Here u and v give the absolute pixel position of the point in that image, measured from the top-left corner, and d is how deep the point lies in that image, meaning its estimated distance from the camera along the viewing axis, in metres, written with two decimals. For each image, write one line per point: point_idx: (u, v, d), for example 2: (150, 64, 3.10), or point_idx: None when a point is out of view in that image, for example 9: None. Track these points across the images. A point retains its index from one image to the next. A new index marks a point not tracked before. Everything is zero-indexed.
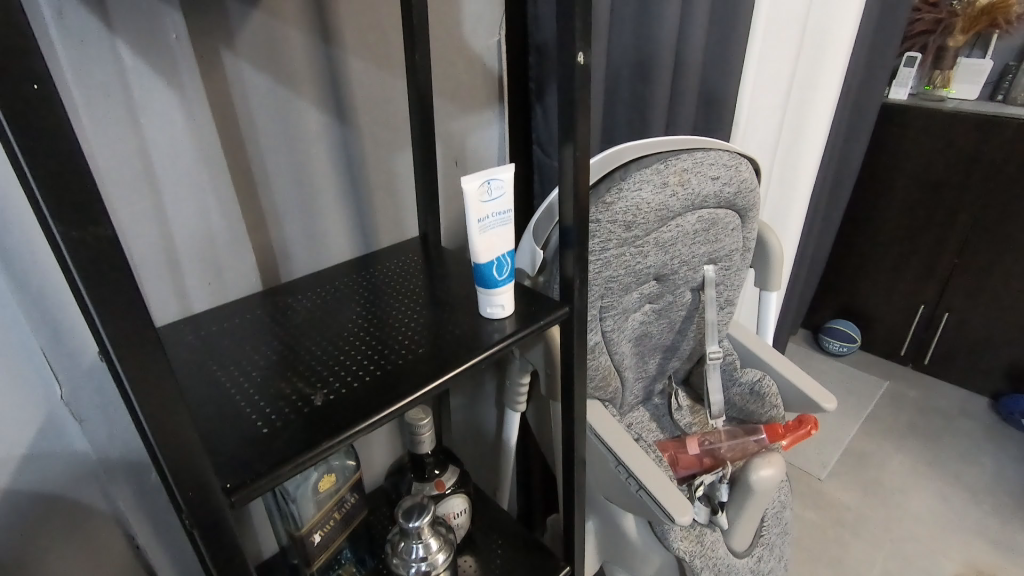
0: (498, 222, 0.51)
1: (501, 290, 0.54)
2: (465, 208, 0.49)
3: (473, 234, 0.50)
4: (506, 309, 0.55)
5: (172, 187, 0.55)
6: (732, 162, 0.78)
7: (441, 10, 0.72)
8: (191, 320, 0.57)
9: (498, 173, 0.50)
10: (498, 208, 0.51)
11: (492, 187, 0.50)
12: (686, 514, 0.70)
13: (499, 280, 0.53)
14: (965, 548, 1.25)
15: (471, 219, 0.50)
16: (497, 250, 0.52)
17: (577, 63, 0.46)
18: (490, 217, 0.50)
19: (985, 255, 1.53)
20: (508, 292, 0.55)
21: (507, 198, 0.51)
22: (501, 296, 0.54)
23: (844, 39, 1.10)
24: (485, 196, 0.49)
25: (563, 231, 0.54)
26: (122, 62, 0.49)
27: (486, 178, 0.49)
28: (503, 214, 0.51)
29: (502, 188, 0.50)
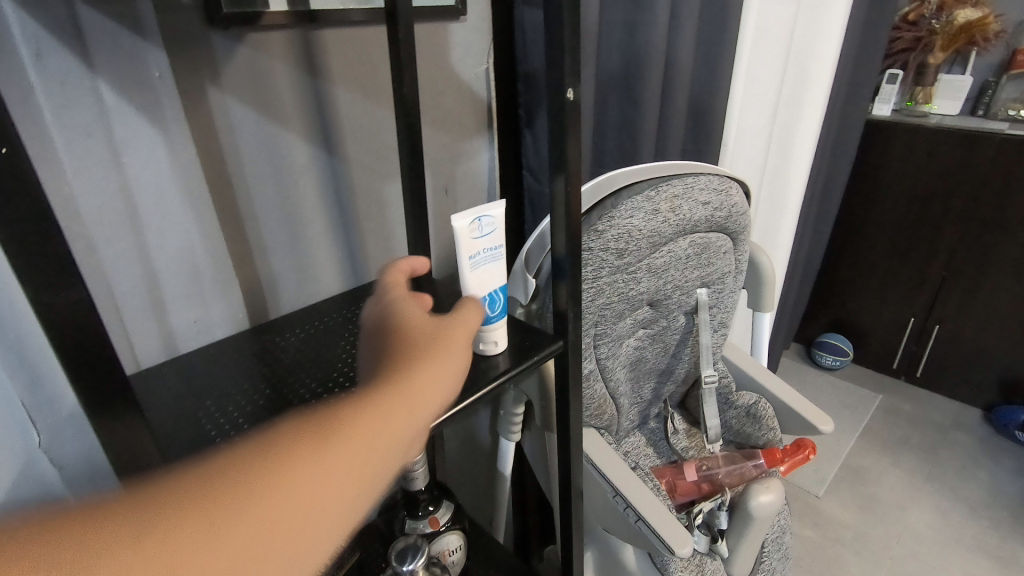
0: (488, 258, 0.52)
1: (494, 327, 0.53)
2: (455, 245, 0.50)
3: (465, 271, 0.51)
4: (500, 345, 0.54)
5: (156, 225, 0.54)
6: (722, 186, 0.78)
7: (429, 40, 0.72)
8: (174, 362, 0.55)
9: (488, 211, 0.51)
10: (488, 244, 0.51)
11: (482, 224, 0.50)
12: (686, 545, 0.68)
13: (493, 317, 0.53)
14: (966, 565, 1.24)
15: (462, 255, 0.50)
16: (489, 286, 0.52)
17: (567, 98, 0.46)
18: (481, 253, 0.51)
19: (973, 268, 1.54)
20: (501, 330, 0.54)
21: (497, 235, 0.52)
22: (495, 333, 0.53)
23: (828, 61, 1.11)
24: (476, 232, 0.50)
25: (556, 264, 0.53)
26: (103, 101, 0.48)
27: (476, 215, 0.50)
28: (492, 250, 0.52)
29: (492, 224, 0.51)
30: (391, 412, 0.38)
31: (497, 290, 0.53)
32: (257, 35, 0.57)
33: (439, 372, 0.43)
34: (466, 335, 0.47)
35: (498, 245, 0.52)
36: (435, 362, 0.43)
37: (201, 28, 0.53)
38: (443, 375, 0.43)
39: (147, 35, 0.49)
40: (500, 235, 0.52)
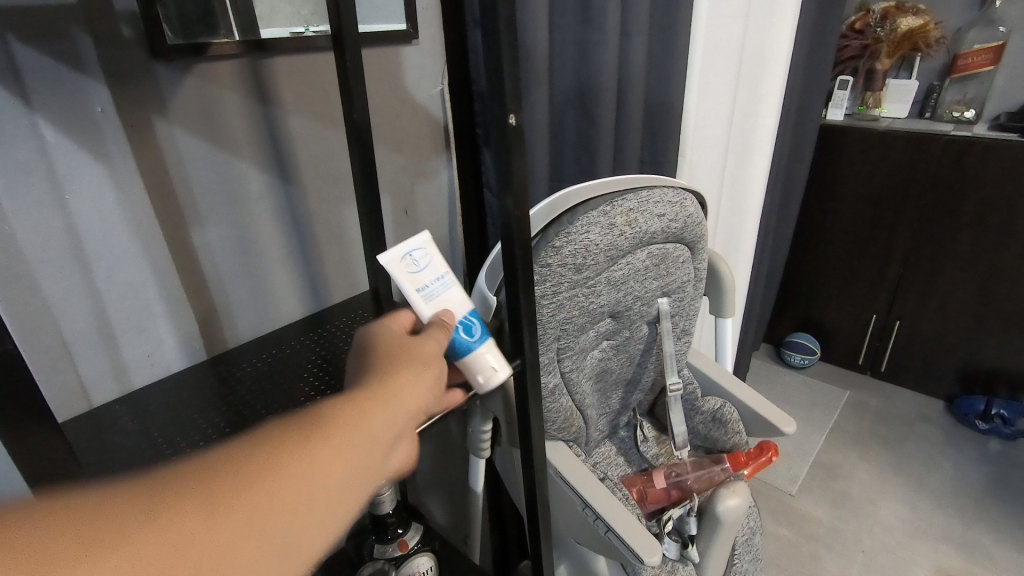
0: (441, 287, 0.48)
1: (483, 353, 0.49)
2: (399, 288, 0.47)
3: (422, 309, 0.47)
4: (501, 370, 0.49)
5: (102, 259, 0.54)
6: (676, 198, 0.80)
7: (382, 64, 0.72)
8: (126, 397, 0.55)
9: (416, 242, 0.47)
10: (433, 274, 0.48)
11: (416, 257, 0.47)
12: (655, 554, 0.69)
13: (476, 343, 0.49)
14: (934, 554, 1.27)
15: (410, 293, 0.47)
16: (457, 313, 0.48)
17: (510, 124, 0.47)
18: (429, 285, 0.47)
19: (927, 265, 1.60)
20: (493, 352, 0.50)
21: (438, 262, 0.48)
22: (486, 358, 0.49)
23: (778, 71, 1.15)
24: (412, 267, 0.47)
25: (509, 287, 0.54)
26: (43, 138, 0.48)
27: (403, 250, 0.47)
28: (441, 278, 0.48)
29: (426, 253, 0.48)
30: (347, 423, 0.35)
31: (469, 314, 0.49)
32: (204, 66, 0.57)
33: (398, 393, 0.39)
34: (429, 350, 0.43)
35: (446, 272, 0.49)
36: (392, 379, 0.39)
37: (145, 61, 0.52)
38: (402, 396, 0.39)
39: (88, 70, 0.49)
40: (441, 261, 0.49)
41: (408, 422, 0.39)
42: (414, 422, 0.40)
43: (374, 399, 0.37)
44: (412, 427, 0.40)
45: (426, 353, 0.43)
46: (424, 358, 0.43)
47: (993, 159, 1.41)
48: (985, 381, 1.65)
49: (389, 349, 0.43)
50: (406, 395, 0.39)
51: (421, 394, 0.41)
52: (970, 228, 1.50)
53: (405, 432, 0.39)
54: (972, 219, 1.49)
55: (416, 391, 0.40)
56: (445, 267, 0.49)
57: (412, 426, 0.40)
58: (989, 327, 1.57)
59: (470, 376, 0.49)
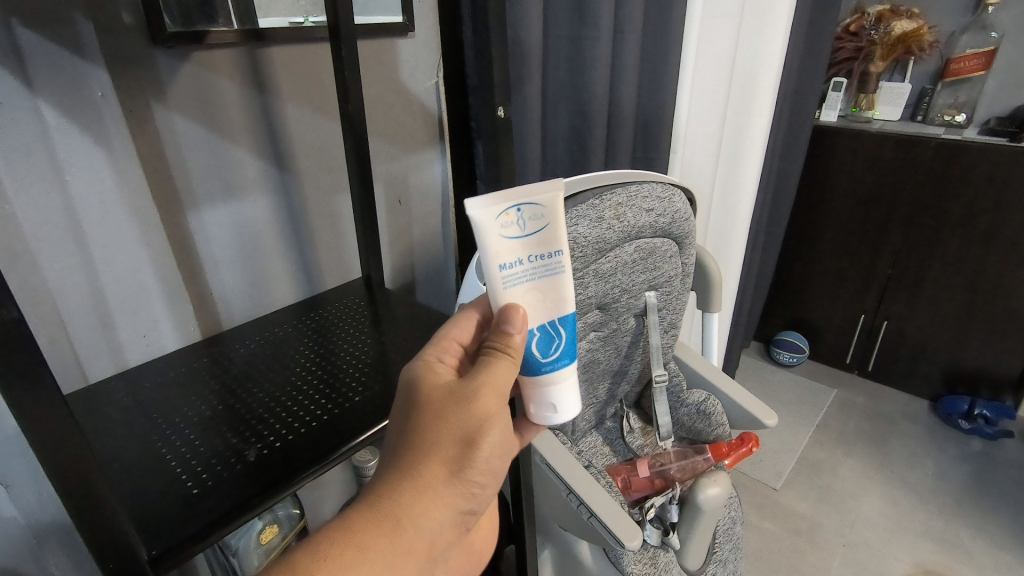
0: (532, 269, 0.44)
1: (549, 386, 0.45)
2: (483, 251, 0.43)
3: (494, 285, 0.43)
4: (562, 412, 0.46)
5: (100, 240, 0.55)
6: (665, 193, 0.82)
7: (378, 54, 0.74)
8: (121, 375, 0.56)
9: (530, 195, 0.43)
10: (532, 249, 0.43)
11: (522, 216, 0.43)
12: (636, 538, 0.71)
13: (546, 371, 0.45)
14: (913, 548, 1.30)
15: (491, 261, 0.43)
16: (540, 315, 0.44)
17: (499, 116, 0.54)
18: (519, 260, 0.43)
19: (915, 266, 1.62)
20: (563, 392, 0.46)
21: (547, 233, 0.44)
22: (547, 392, 0.45)
23: (771, 71, 1.16)
24: (510, 228, 0.43)
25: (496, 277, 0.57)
26: (44, 120, 0.49)
27: (510, 204, 0.42)
28: (539, 259, 0.44)
29: (538, 216, 0.43)
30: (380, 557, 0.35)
31: (559, 324, 0.45)
32: (202, 53, 0.58)
33: (417, 513, 0.37)
34: (480, 416, 0.41)
35: (552, 252, 0.44)
36: (411, 495, 0.37)
37: (145, 47, 0.54)
38: (422, 515, 0.37)
39: (89, 55, 0.50)
40: (552, 234, 0.44)
41: (438, 533, 0.39)
42: (449, 527, 0.39)
43: (388, 530, 0.36)
44: (447, 528, 0.39)
45: (485, 408, 0.41)
46: (464, 450, 0.40)
47: (980, 164, 1.43)
48: (968, 381, 1.67)
49: (427, 425, 0.40)
50: (428, 511, 0.38)
51: (449, 504, 0.39)
52: (957, 231, 1.52)
53: (432, 545, 0.38)
54: (958, 222, 1.51)
55: (443, 500, 0.39)
56: (555, 245, 0.44)
57: (445, 533, 0.39)
58: (973, 328, 1.60)
59: (530, 403, 0.46)
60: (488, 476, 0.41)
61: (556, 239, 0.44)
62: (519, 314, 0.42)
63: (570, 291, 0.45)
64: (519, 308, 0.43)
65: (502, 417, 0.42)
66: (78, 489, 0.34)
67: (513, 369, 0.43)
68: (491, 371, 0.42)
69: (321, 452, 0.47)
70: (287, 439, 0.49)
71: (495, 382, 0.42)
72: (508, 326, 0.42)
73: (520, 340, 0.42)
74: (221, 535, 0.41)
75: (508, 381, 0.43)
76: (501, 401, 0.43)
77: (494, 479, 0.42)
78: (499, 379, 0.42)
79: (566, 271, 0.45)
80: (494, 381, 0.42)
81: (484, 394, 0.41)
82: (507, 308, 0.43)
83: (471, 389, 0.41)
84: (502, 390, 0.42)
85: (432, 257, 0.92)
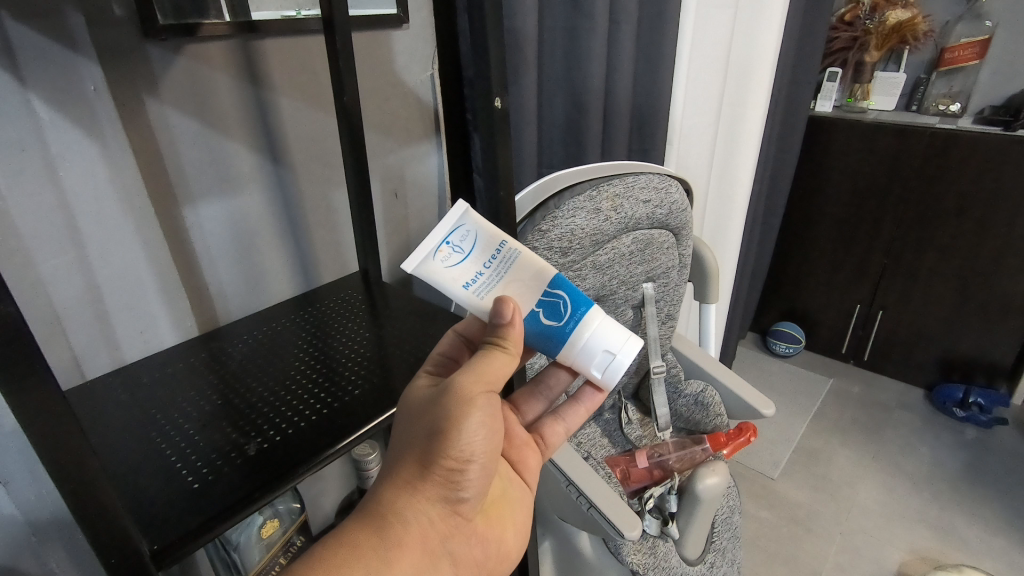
0: (495, 270, 0.45)
1: (583, 340, 0.48)
2: (443, 287, 0.44)
3: (471, 304, 0.45)
4: (614, 353, 0.48)
5: (94, 236, 0.55)
6: (661, 184, 0.82)
7: (372, 46, 0.73)
8: (119, 372, 0.56)
9: (446, 224, 0.43)
10: (481, 257, 0.45)
11: (455, 242, 0.44)
12: (635, 528, 0.72)
13: (572, 327, 0.47)
14: (910, 536, 1.31)
15: (457, 291, 0.44)
16: (529, 297, 0.46)
17: (495, 107, 0.54)
18: (478, 272, 0.45)
19: (909, 256, 1.63)
20: (602, 335, 0.48)
21: (483, 236, 0.45)
22: (587, 342, 0.48)
23: (766, 61, 1.16)
24: (449, 260, 0.44)
25: None
26: (37, 115, 0.49)
27: (436, 243, 0.43)
28: (494, 258, 0.45)
29: (465, 232, 0.44)
30: (365, 551, 0.38)
31: (556, 289, 0.47)
32: (195, 46, 0.57)
33: (399, 508, 0.40)
34: (467, 403, 0.41)
35: (499, 245, 0.45)
36: (389, 493, 0.40)
37: (137, 40, 0.53)
38: (405, 510, 0.40)
39: (79, 48, 0.50)
40: (487, 233, 0.45)
41: (425, 525, 0.41)
42: (439, 518, 0.41)
43: (369, 529, 0.39)
44: (435, 520, 0.41)
45: (470, 396, 0.42)
46: (434, 441, 0.41)
47: (975, 153, 1.43)
48: (963, 369, 1.69)
49: (409, 427, 0.43)
50: (407, 505, 0.40)
51: (429, 496, 0.41)
52: (951, 220, 1.53)
53: (423, 537, 0.40)
54: (953, 211, 1.52)
55: (427, 493, 0.41)
56: (496, 239, 0.45)
57: (436, 524, 0.41)
58: (967, 317, 1.61)
59: (586, 369, 0.49)
60: (479, 461, 0.41)
61: (493, 234, 0.45)
62: (508, 305, 0.43)
63: (539, 258, 0.46)
64: (508, 300, 0.44)
65: (483, 402, 0.42)
66: (79, 485, 0.34)
67: (501, 352, 0.44)
68: (479, 362, 0.43)
69: (322, 446, 0.47)
70: (288, 433, 0.49)
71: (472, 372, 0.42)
72: (501, 317, 0.43)
73: (514, 328, 0.44)
74: (222, 529, 0.41)
75: (499, 365, 0.44)
76: (487, 386, 0.43)
77: (485, 467, 0.42)
78: (484, 366, 0.43)
79: (521, 250, 0.46)
80: (480, 369, 0.43)
81: (459, 384, 0.42)
82: (497, 301, 0.44)
83: (447, 384, 0.43)
84: (482, 376, 0.43)
85: None
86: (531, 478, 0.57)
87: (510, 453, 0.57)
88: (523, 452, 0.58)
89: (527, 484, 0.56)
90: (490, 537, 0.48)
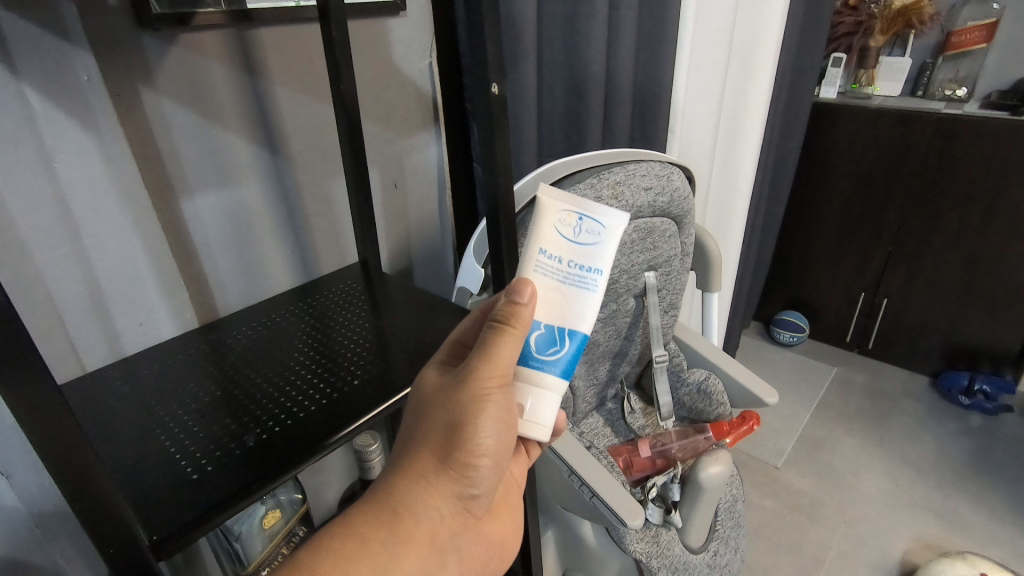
0: (566, 273, 0.43)
1: (524, 384, 0.44)
2: (532, 230, 0.44)
3: (524, 263, 0.44)
4: (528, 422, 0.44)
5: (92, 228, 0.54)
6: (663, 172, 0.81)
7: (369, 34, 0.72)
8: (118, 364, 0.56)
9: (597, 210, 0.44)
10: (575, 255, 0.43)
11: (581, 223, 0.43)
12: (638, 516, 0.71)
13: (532, 366, 0.44)
14: (914, 524, 1.31)
15: (533, 246, 0.44)
16: (552, 316, 0.43)
17: (493, 93, 0.53)
18: (559, 258, 0.43)
19: (914, 243, 1.61)
20: (537, 403, 0.44)
21: (598, 249, 0.43)
22: (519, 389, 0.44)
23: (770, 46, 1.14)
24: (564, 227, 0.44)
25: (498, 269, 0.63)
26: (30, 106, 0.48)
27: (575, 208, 0.43)
28: (579, 267, 0.43)
29: (597, 230, 0.43)
30: (377, 545, 0.39)
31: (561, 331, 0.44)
32: (189, 36, 0.57)
33: (411, 503, 0.41)
34: (482, 397, 0.42)
35: (593, 269, 0.44)
36: (403, 487, 0.41)
37: (130, 30, 0.52)
38: (417, 505, 0.41)
39: (72, 38, 0.49)
40: (604, 251, 0.44)
41: (436, 520, 0.42)
42: (449, 513, 0.43)
43: (383, 521, 0.40)
44: (445, 515, 0.43)
45: (485, 392, 0.42)
46: (450, 436, 0.42)
47: (981, 138, 1.42)
48: (968, 357, 1.68)
49: (423, 419, 0.44)
50: (420, 499, 0.41)
51: (442, 491, 0.42)
52: (957, 207, 1.51)
53: (433, 532, 0.42)
54: (958, 198, 1.50)
55: (439, 489, 0.42)
56: (599, 264, 0.44)
57: (446, 519, 0.42)
58: (972, 304, 1.60)
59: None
60: (489, 457, 0.43)
61: (603, 260, 0.44)
62: (528, 288, 0.42)
63: (594, 314, 0.44)
64: (530, 282, 0.43)
65: (499, 398, 0.42)
66: (73, 476, 0.33)
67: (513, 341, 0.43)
68: (495, 351, 0.42)
69: (321, 437, 0.47)
70: (286, 424, 0.48)
71: (488, 366, 0.42)
72: (517, 297, 0.42)
73: (530, 309, 0.42)
74: (219, 520, 0.40)
75: (509, 354, 0.42)
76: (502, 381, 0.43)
77: (496, 464, 0.44)
78: (496, 354, 0.42)
79: (598, 293, 0.44)
80: (494, 359, 0.42)
81: (474, 378, 0.42)
82: (519, 280, 0.43)
83: (463, 376, 0.43)
84: (496, 369, 0.42)
85: (429, 241, 0.91)
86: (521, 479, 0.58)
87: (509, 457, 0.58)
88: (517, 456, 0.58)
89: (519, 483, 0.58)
90: (491, 534, 0.51)
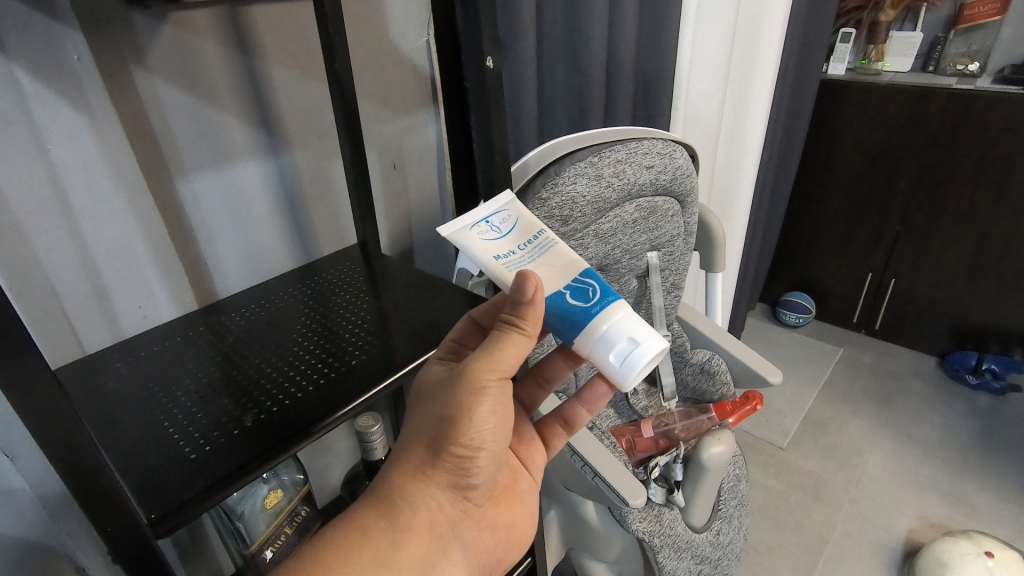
0: (528, 250, 0.47)
1: (605, 327, 0.43)
2: (473, 252, 0.47)
3: (494, 272, 0.46)
4: (640, 344, 0.43)
5: (88, 210, 0.54)
6: (666, 149, 0.80)
7: (363, 9, 0.71)
8: (119, 346, 0.56)
9: (492, 206, 0.50)
10: (517, 239, 0.48)
11: (495, 221, 0.49)
12: (640, 496, 0.71)
13: (599, 309, 0.44)
14: (920, 503, 1.31)
15: (487, 260, 0.46)
16: (559, 278, 0.46)
17: (488, 67, 0.53)
18: (510, 250, 0.47)
19: (924, 221, 1.59)
20: (627, 324, 0.44)
21: (521, 224, 0.49)
22: (613, 329, 0.43)
23: (776, 21, 1.12)
24: (488, 233, 0.48)
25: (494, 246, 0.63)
26: (21, 87, 0.48)
27: (475, 217, 0.48)
28: (529, 241, 0.48)
29: (507, 215, 0.49)
30: (375, 535, 0.40)
31: (586, 277, 0.46)
32: (181, 14, 0.56)
33: (410, 494, 0.42)
34: (482, 388, 0.42)
35: (536, 234, 0.49)
36: (401, 478, 0.42)
37: (121, 8, 0.52)
38: (416, 496, 0.42)
39: (61, 16, 0.49)
40: (525, 222, 0.50)
41: (433, 510, 0.42)
42: (445, 503, 0.43)
43: (382, 511, 0.41)
44: (443, 505, 0.43)
45: (487, 383, 0.42)
46: (443, 429, 0.42)
47: (993, 115, 1.38)
48: (976, 336, 1.66)
49: (423, 411, 0.44)
50: (417, 489, 0.42)
51: (439, 482, 0.43)
52: (967, 185, 1.49)
53: (432, 522, 0.42)
54: (969, 175, 1.47)
55: (437, 481, 0.42)
56: (535, 228, 0.49)
57: (444, 508, 0.43)
58: (982, 283, 1.58)
59: (601, 357, 0.44)
60: (488, 447, 0.43)
61: (532, 225, 0.49)
62: (530, 282, 0.42)
63: (573, 253, 0.48)
64: (531, 275, 0.42)
65: (496, 391, 0.42)
66: (68, 453, 0.34)
67: (519, 335, 0.43)
68: (504, 345, 0.42)
69: (316, 418, 0.47)
70: (283, 404, 0.49)
71: (488, 359, 0.42)
72: (523, 294, 0.41)
73: (536, 308, 0.42)
74: (219, 498, 0.40)
75: (516, 352, 0.43)
76: (501, 373, 0.43)
77: (494, 456, 0.43)
78: (499, 352, 0.42)
79: (558, 243, 0.48)
80: (499, 355, 0.42)
81: (474, 372, 0.42)
82: (518, 277, 0.42)
83: (460, 371, 0.43)
84: (498, 364, 0.42)
85: (430, 222, 0.90)
86: (539, 473, 0.58)
87: (519, 448, 0.58)
88: (532, 449, 0.58)
89: (533, 478, 0.57)
90: (498, 519, 0.51)
